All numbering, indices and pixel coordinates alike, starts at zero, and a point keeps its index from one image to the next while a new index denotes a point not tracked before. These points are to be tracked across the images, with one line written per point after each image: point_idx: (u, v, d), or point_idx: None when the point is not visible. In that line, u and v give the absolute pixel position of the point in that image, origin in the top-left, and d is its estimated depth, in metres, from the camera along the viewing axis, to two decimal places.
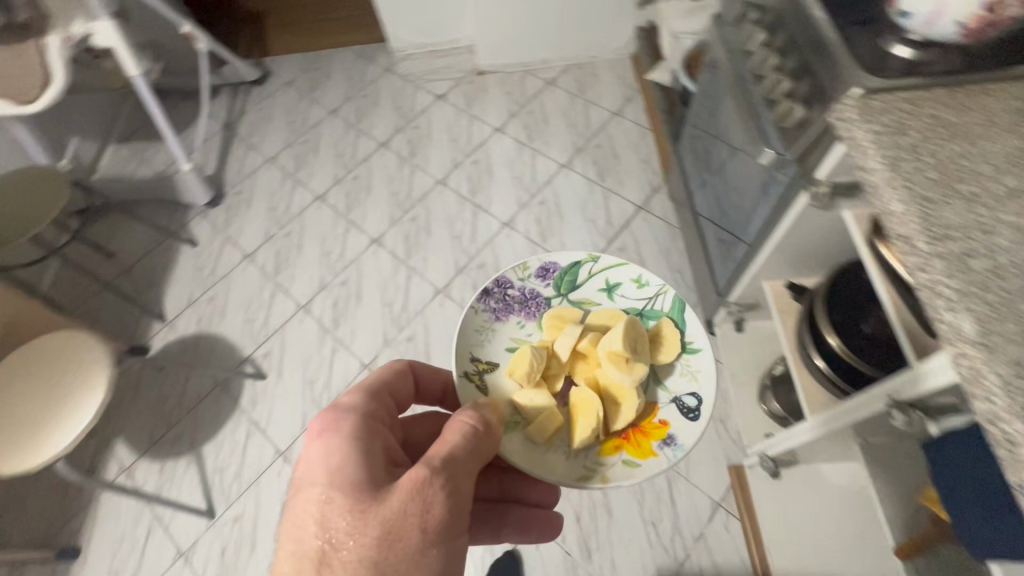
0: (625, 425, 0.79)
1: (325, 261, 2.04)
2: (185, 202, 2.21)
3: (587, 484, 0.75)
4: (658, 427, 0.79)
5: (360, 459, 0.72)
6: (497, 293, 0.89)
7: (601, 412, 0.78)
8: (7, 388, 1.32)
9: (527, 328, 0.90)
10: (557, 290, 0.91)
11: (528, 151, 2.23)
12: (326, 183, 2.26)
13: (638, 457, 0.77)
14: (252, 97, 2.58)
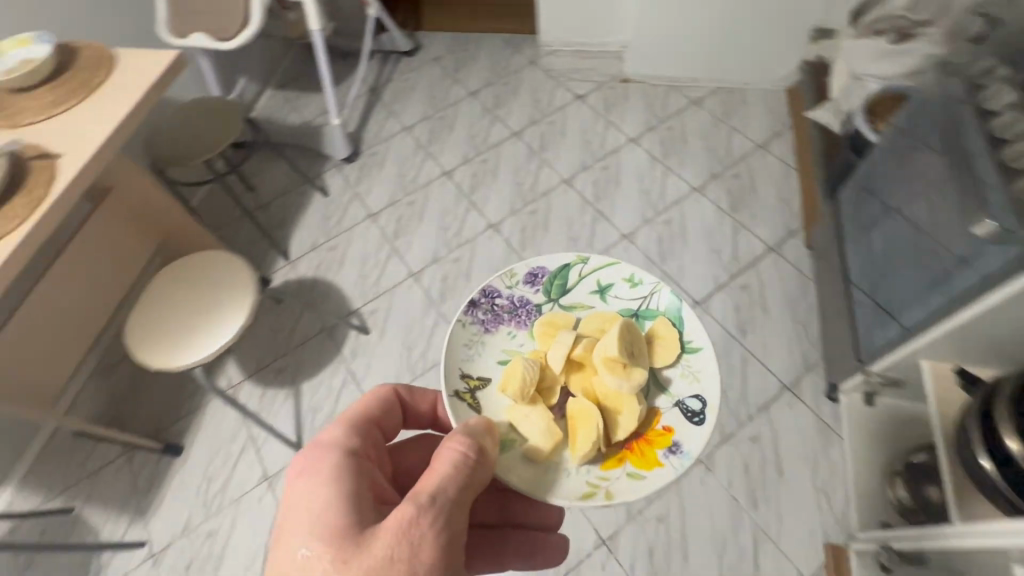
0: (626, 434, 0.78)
1: (442, 236, 2.09)
2: (325, 153, 2.35)
3: (589, 502, 0.74)
4: (661, 435, 0.79)
5: (344, 503, 0.75)
6: (484, 305, 0.89)
7: (600, 425, 0.77)
8: (156, 293, 1.40)
9: (518, 339, 0.89)
10: (547, 298, 0.92)
11: (660, 167, 2.18)
12: (455, 161, 2.32)
13: (642, 467, 0.77)
14: (401, 66, 2.69)
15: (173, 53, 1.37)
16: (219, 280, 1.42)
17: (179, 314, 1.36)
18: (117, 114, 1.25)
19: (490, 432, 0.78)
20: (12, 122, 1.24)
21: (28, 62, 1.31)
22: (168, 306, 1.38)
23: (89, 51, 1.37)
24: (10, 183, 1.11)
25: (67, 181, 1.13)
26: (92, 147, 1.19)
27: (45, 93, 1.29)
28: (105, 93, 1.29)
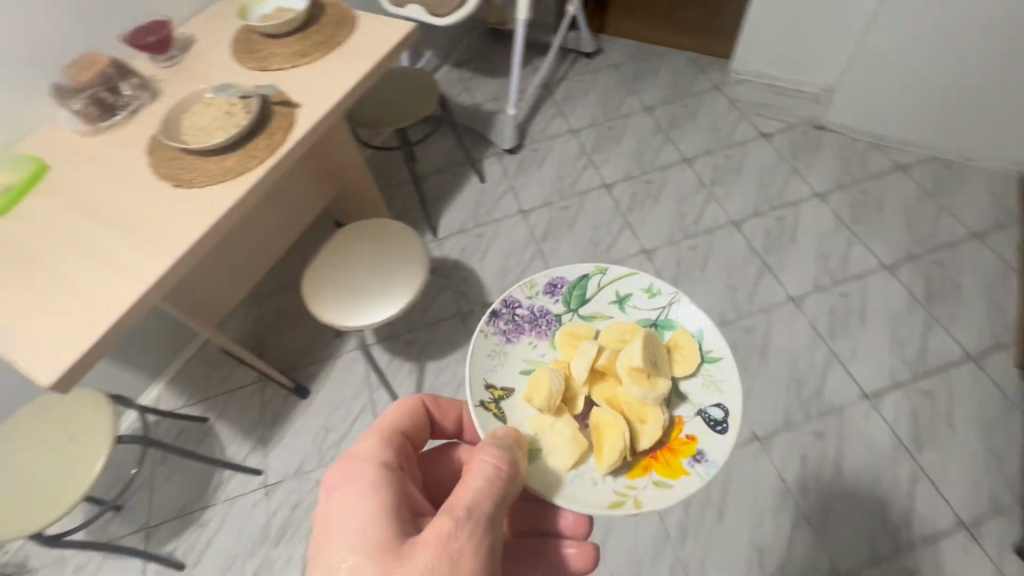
0: (651, 443, 0.78)
1: (590, 250, 2.02)
2: (489, 139, 2.35)
3: (619, 512, 0.73)
4: (686, 443, 0.79)
5: (378, 514, 0.70)
6: (505, 314, 0.88)
7: (626, 433, 0.76)
8: (350, 248, 1.45)
9: (540, 350, 0.89)
10: (567, 308, 0.90)
11: (846, 232, 1.95)
12: (617, 175, 2.22)
13: (666, 474, 0.77)
14: (578, 67, 2.63)
15: (408, 25, 1.39)
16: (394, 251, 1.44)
17: (358, 275, 1.40)
18: (351, 76, 1.29)
19: (520, 444, 0.75)
20: (262, 65, 1.32)
21: (285, 13, 1.40)
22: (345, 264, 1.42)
23: (335, 10, 1.43)
24: (254, 124, 1.17)
25: (301, 131, 1.18)
26: (326, 103, 1.23)
27: (292, 43, 1.36)
28: (344, 54, 1.34)
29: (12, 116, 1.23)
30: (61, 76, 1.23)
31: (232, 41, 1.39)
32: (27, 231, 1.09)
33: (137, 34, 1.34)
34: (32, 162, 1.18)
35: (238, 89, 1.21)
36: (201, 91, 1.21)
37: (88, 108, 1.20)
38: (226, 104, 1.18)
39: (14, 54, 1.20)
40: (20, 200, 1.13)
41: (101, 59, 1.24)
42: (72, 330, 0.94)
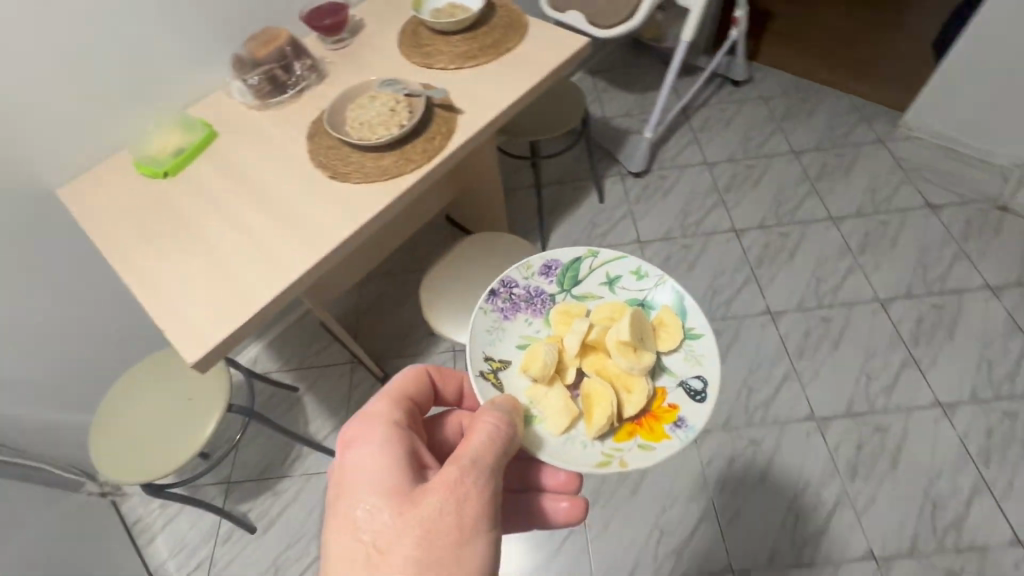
0: (636, 408, 0.81)
1: (708, 298, 1.86)
2: (615, 158, 2.23)
3: (606, 470, 0.77)
4: (668, 410, 0.82)
5: (394, 464, 0.72)
6: (504, 294, 0.93)
7: (613, 400, 0.81)
8: (467, 266, 1.40)
9: (535, 326, 0.94)
10: (560, 288, 0.94)
11: (1019, 340, 1.67)
12: (750, 221, 2.04)
13: (647, 437, 0.80)
14: (723, 94, 2.44)
15: (582, 39, 1.30)
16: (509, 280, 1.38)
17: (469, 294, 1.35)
18: (516, 87, 1.22)
19: (517, 409, 0.78)
20: (428, 62, 1.28)
21: (458, 11, 1.36)
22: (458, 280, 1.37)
23: (507, 13, 1.37)
24: (416, 127, 1.13)
25: (459, 140, 1.12)
26: (488, 113, 1.17)
27: (460, 42, 1.31)
28: (512, 61, 1.27)
29: (192, 79, 1.29)
30: (242, 48, 1.27)
31: (401, 32, 1.37)
32: (190, 199, 1.13)
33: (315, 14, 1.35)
34: (201, 128, 1.22)
35: (405, 86, 1.18)
36: (369, 82, 1.19)
37: (261, 84, 1.23)
38: (391, 100, 1.15)
39: (206, 21, 1.25)
40: (186, 165, 1.18)
41: (282, 37, 1.26)
42: (218, 313, 0.96)
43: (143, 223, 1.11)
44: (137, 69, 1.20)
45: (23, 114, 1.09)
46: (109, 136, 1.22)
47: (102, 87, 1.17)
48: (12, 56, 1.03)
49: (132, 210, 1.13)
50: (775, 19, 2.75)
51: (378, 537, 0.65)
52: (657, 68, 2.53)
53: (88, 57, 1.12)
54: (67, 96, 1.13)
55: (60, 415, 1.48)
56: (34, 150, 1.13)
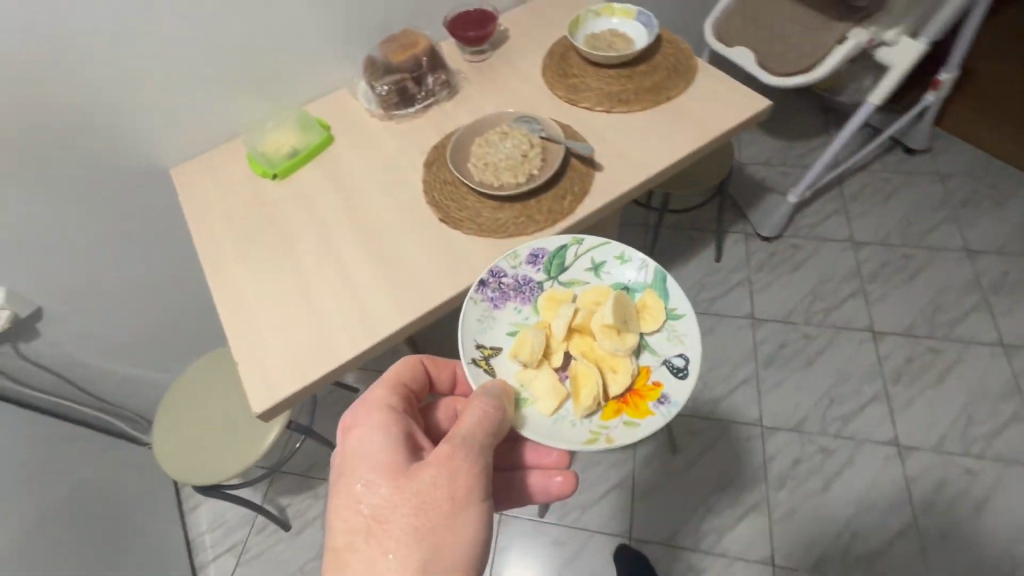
0: (622, 387, 0.78)
1: (823, 406, 1.59)
2: (744, 214, 1.96)
3: (592, 447, 0.72)
4: (652, 387, 0.78)
5: (391, 443, 0.71)
6: (493, 283, 0.86)
7: (599, 379, 0.77)
8: None
9: (525, 314, 0.86)
10: (547, 277, 0.89)
11: None
12: (894, 323, 1.72)
13: (632, 414, 0.76)
14: (889, 161, 2.07)
15: (762, 100, 1.07)
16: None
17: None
18: (674, 148, 1.02)
19: (507, 394, 0.74)
20: (575, 98, 1.12)
21: (620, 41, 1.17)
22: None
23: (676, 52, 1.16)
24: (547, 180, 0.98)
25: (595, 205, 0.96)
26: (636, 177, 0.99)
27: (616, 80, 1.13)
28: (673, 114, 1.08)
29: (322, 73, 1.21)
30: (378, 50, 1.17)
31: (547, 53, 1.21)
32: (294, 210, 1.06)
33: (460, 21, 1.22)
34: (318, 131, 1.13)
35: (544, 127, 1.03)
36: (504, 115, 1.04)
37: (389, 94, 1.12)
38: (525, 142, 1.00)
39: (349, 15, 1.15)
40: (297, 169, 1.10)
41: (420, 44, 1.14)
42: (295, 359, 0.87)
43: (242, 228, 1.05)
44: (271, 57, 1.13)
45: (156, 90, 1.06)
46: (230, 120, 1.17)
47: (234, 71, 1.11)
48: (156, 30, 0.99)
49: (235, 210, 1.07)
50: (972, 78, 2.30)
51: (376, 516, 0.65)
52: (813, 115, 2.20)
53: (226, 38, 1.06)
54: (199, 77, 1.08)
55: (138, 371, 1.51)
56: (159, 126, 1.10)
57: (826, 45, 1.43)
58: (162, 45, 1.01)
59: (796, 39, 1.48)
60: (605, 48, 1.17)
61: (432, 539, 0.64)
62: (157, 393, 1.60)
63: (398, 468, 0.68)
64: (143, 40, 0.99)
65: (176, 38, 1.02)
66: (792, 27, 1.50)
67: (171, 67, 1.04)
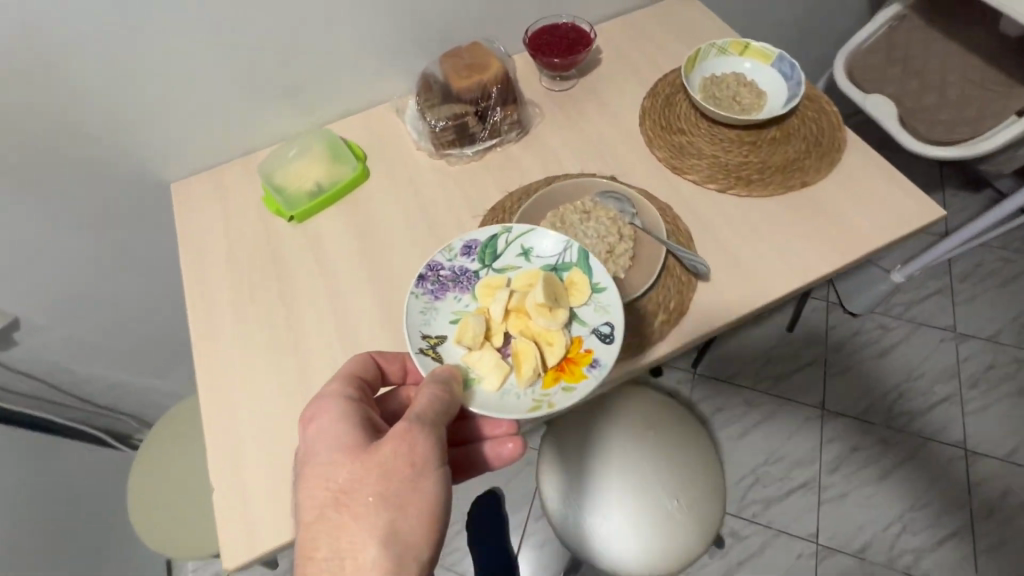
0: (558, 357, 0.68)
1: (892, 534, 1.37)
2: (831, 280, 1.68)
3: (530, 414, 0.64)
4: (586, 353, 0.69)
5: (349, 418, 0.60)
6: (433, 277, 0.73)
7: (533, 352, 0.67)
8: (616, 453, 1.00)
9: (464, 301, 0.74)
10: (482, 265, 0.75)
11: None
12: (991, 445, 1.46)
13: (567, 381, 0.67)
14: (1014, 237, 1.75)
15: (937, 209, 0.81)
16: (660, 476, 0.98)
17: (588, 463, 0.99)
18: (809, 262, 0.77)
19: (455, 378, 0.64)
20: (682, 166, 0.86)
21: (749, 93, 0.90)
22: (591, 435, 1.01)
23: (820, 116, 0.89)
24: (636, 284, 0.74)
25: (697, 334, 0.73)
26: (756, 300, 0.75)
27: (736, 147, 0.87)
28: (810, 209, 0.82)
29: (366, 83, 0.97)
30: (437, 66, 0.92)
31: (649, 94, 0.96)
32: (310, 268, 0.85)
33: (545, 37, 0.96)
34: (349, 162, 0.91)
35: (639, 212, 0.79)
36: (588, 186, 0.81)
37: (446, 131, 0.88)
38: (611, 227, 0.76)
39: (413, 16, 0.90)
40: (320, 211, 0.89)
41: (491, 68, 0.88)
42: (289, 490, 0.69)
43: (246, 282, 0.85)
44: (311, 61, 0.90)
45: (165, 90, 0.84)
46: (250, 132, 0.95)
47: (263, 76, 0.88)
48: (172, 17, 0.76)
49: (241, 258, 0.87)
50: None
51: (329, 501, 0.54)
52: (930, 166, 1.85)
53: (258, 34, 0.83)
54: (220, 78, 0.86)
55: (129, 378, 1.36)
56: (164, 133, 0.89)
57: (996, 115, 1.16)
58: (178, 37, 0.79)
59: (957, 99, 1.20)
60: (728, 100, 0.90)
61: (401, 519, 0.53)
62: (148, 398, 1.45)
63: (352, 443, 0.57)
64: (154, 29, 0.77)
65: (197, 30, 0.79)
66: (955, 81, 1.22)
67: (187, 66, 0.82)
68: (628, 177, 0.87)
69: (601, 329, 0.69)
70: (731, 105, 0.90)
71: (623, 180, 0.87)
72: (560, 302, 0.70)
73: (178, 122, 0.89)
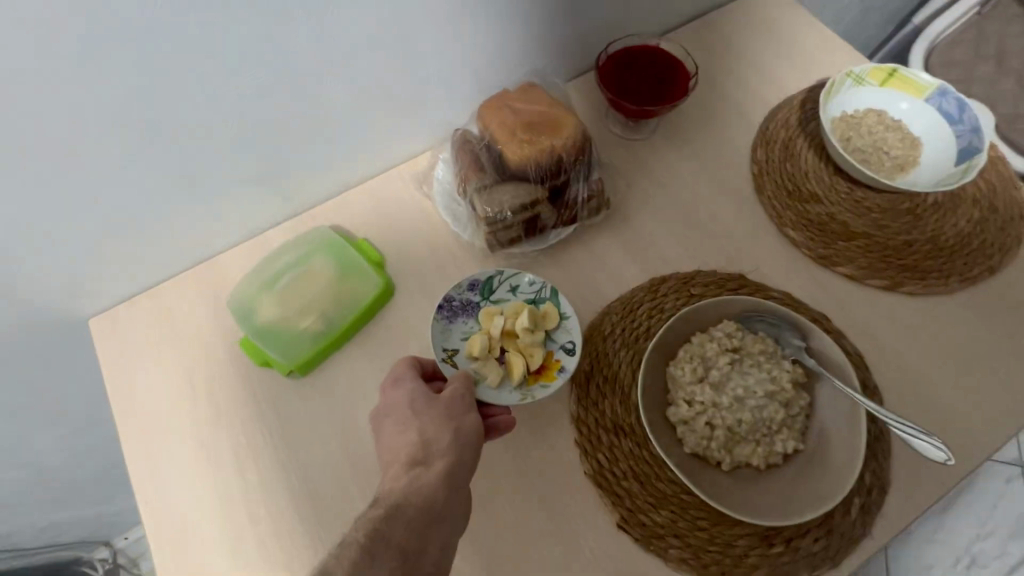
0: (539, 368, 0.57)
1: None
2: None
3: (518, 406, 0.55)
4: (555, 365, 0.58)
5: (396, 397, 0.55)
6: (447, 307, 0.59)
7: (517, 358, 0.56)
8: None
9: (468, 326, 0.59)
10: (481, 294, 0.61)
11: None
12: None
13: (543, 380, 0.57)
14: None
15: None
16: None
17: None
18: (1015, 389, 0.58)
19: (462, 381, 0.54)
20: (830, 254, 0.64)
21: (903, 141, 0.67)
22: None
23: (989, 172, 0.69)
24: (829, 462, 0.51)
25: (904, 522, 0.52)
26: (964, 458, 0.55)
27: (894, 219, 0.66)
28: (1005, 311, 0.62)
29: (379, 150, 0.67)
30: (480, 122, 0.63)
31: (761, 141, 0.71)
32: (327, 441, 0.58)
33: (623, 71, 0.68)
34: (366, 278, 0.63)
35: (810, 344, 0.55)
36: (727, 306, 0.57)
37: (511, 228, 0.61)
38: (778, 374, 0.54)
39: (441, 55, 0.60)
40: (331, 353, 0.61)
41: (566, 126, 0.62)
42: None
43: (236, 482, 0.56)
44: (315, 127, 0.59)
45: (86, 186, 0.52)
46: (217, 230, 0.64)
47: (243, 153, 0.57)
48: (94, 74, 0.45)
49: (222, 441, 0.58)
50: None
51: (396, 415, 0.51)
52: None
53: (242, 96, 0.52)
54: (178, 163, 0.54)
55: (56, 523, 1.01)
56: (78, 249, 0.56)
57: None
58: (84, 104, 0.46)
59: None
60: (876, 152, 0.67)
61: (465, 422, 0.50)
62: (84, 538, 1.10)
63: (405, 387, 0.53)
64: (65, 96, 0.45)
65: (140, 93, 0.47)
66: None
67: (105, 148, 0.50)
68: (759, 275, 0.64)
69: (563, 340, 0.59)
70: (881, 160, 0.67)
71: (756, 279, 0.63)
72: (544, 316, 0.59)
73: (108, 229, 0.57)
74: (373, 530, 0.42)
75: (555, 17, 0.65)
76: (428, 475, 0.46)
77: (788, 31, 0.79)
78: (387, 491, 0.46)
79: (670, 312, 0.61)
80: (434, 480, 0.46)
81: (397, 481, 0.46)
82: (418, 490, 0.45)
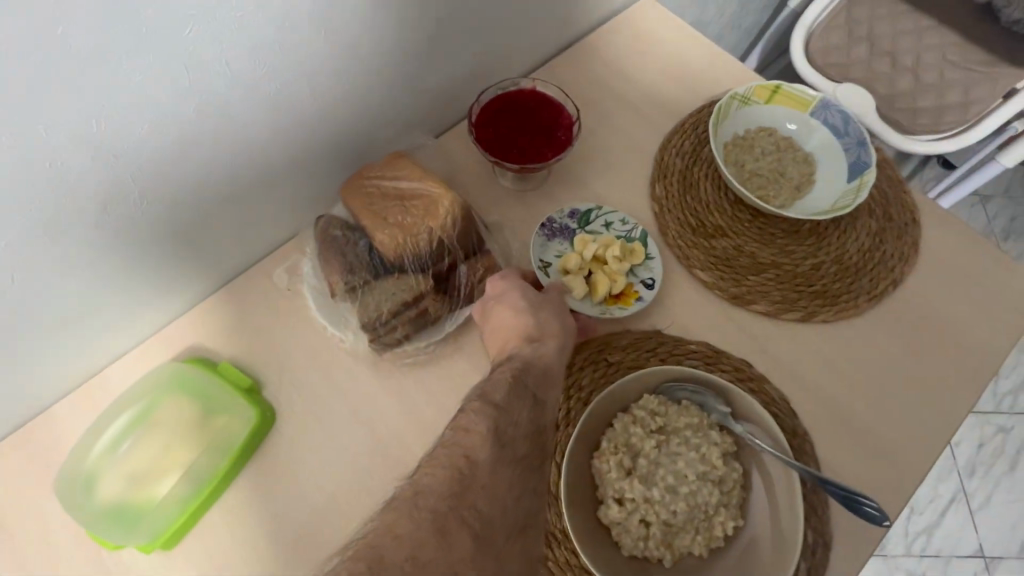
0: (621, 292, 0.59)
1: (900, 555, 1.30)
2: None
3: (596, 316, 0.58)
4: (632, 294, 0.60)
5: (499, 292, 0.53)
6: (548, 226, 0.61)
7: (607, 281, 0.58)
8: None
9: (565, 246, 0.61)
10: (578, 223, 0.63)
11: None
12: None
13: (620, 304, 0.59)
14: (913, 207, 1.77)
15: None
16: None
17: None
18: (938, 404, 0.58)
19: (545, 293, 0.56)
20: (742, 291, 0.61)
21: (796, 162, 0.65)
22: None
23: (878, 180, 0.69)
24: (770, 537, 0.47)
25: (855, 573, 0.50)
26: (903, 495, 0.54)
27: (799, 243, 0.64)
28: (918, 325, 0.61)
29: (244, 239, 0.57)
30: (343, 208, 0.56)
31: (659, 171, 0.67)
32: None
33: (498, 120, 0.61)
34: (237, 409, 0.53)
35: (735, 408, 0.51)
36: (647, 379, 0.52)
37: (395, 329, 0.54)
38: (707, 451, 0.50)
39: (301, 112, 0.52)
40: (202, 512, 0.51)
41: (438, 206, 0.55)
42: None
43: None
44: (225, 165, 0.50)
45: None
46: (118, 292, 0.51)
47: (114, 217, 0.45)
48: None
49: None
50: None
51: (509, 301, 0.52)
52: None
53: (211, 86, 0.44)
54: (100, 173, 0.42)
55: None
56: None
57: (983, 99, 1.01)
58: None
59: (936, 82, 1.03)
60: (772, 176, 0.65)
61: (565, 319, 0.52)
62: None
63: (509, 283, 0.53)
64: None
65: None
66: (932, 61, 1.04)
67: None
68: (677, 327, 0.60)
69: (643, 275, 0.61)
70: (778, 186, 0.64)
71: (676, 332, 0.59)
72: (633, 251, 0.61)
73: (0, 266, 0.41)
74: (515, 378, 0.45)
75: (425, 53, 0.57)
76: (545, 349, 0.48)
77: (665, 47, 0.75)
78: (514, 351, 0.49)
79: (589, 388, 0.56)
80: (551, 353, 0.48)
81: (522, 348, 0.48)
82: (539, 358, 0.48)
